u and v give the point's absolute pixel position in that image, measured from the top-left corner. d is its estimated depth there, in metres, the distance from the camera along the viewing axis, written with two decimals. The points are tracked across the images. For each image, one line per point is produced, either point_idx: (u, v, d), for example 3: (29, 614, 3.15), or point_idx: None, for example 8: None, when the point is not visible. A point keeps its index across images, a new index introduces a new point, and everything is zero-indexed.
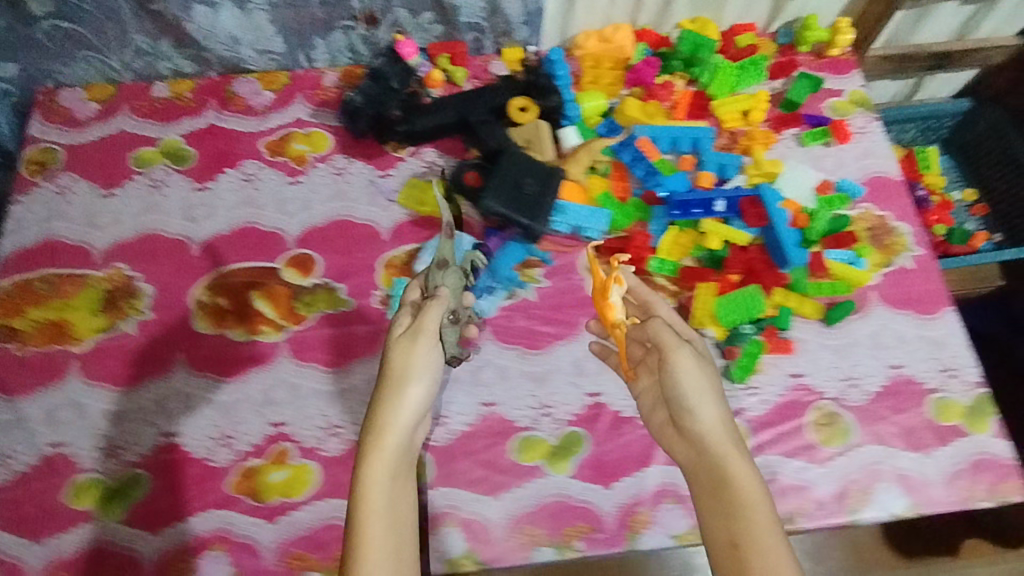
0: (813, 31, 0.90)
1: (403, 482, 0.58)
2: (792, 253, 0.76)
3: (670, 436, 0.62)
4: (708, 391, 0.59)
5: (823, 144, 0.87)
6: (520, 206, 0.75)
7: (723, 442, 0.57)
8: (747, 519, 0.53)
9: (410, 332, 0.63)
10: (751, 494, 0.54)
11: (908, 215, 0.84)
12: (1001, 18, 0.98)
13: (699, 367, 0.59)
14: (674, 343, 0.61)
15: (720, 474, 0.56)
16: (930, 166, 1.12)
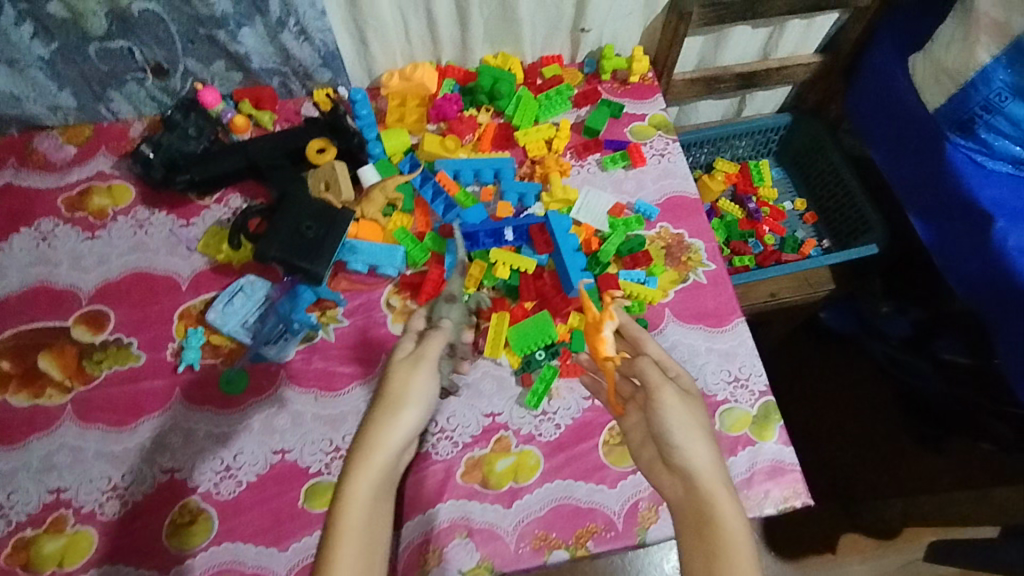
0: (611, 60, 0.97)
1: (384, 500, 0.59)
2: (577, 278, 0.79)
3: (659, 471, 0.64)
4: (697, 432, 0.61)
5: (624, 167, 0.92)
6: (298, 250, 0.76)
7: (711, 479, 0.59)
8: (727, 557, 0.55)
9: (425, 355, 0.66)
10: (734, 530, 0.56)
11: (702, 231, 0.89)
12: (796, 39, 1.07)
13: (684, 408, 0.63)
14: (658, 383, 0.64)
15: (706, 509, 0.58)
16: (764, 179, 1.23)
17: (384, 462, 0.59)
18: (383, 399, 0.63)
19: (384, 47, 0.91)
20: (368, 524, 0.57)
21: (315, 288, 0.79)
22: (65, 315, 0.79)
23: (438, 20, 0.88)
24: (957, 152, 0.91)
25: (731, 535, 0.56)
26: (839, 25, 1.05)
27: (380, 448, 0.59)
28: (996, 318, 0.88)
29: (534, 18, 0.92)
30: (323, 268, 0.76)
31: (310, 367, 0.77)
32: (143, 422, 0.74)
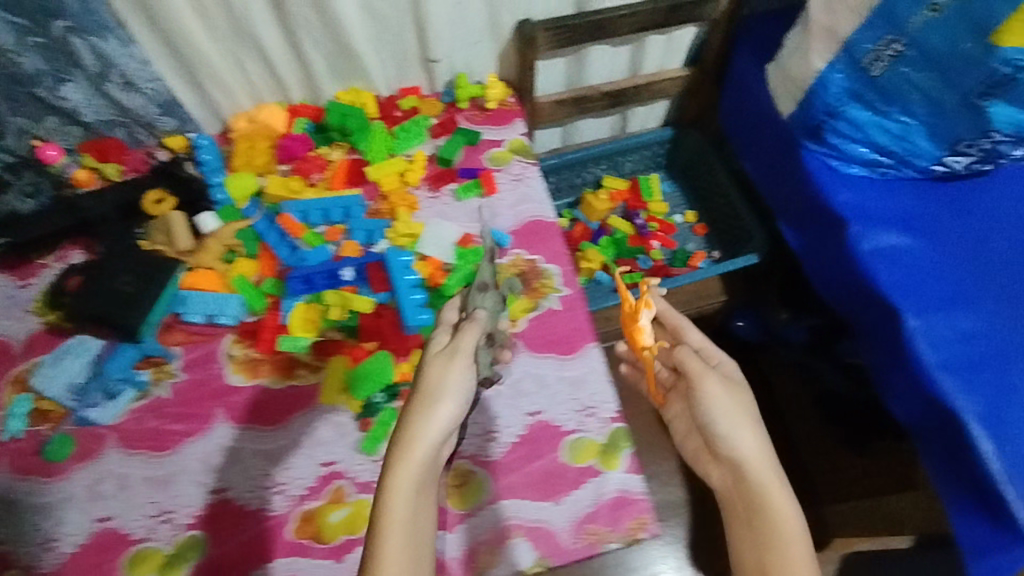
0: (465, 88, 0.96)
1: (425, 496, 0.57)
2: (411, 313, 0.78)
3: (704, 462, 0.70)
4: (744, 422, 0.65)
5: (479, 195, 0.90)
6: (116, 307, 0.77)
7: (765, 474, 0.63)
8: (791, 547, 0.59)
9: (461, 349, 0.63)
10: (785, 524, 0.60)
11: (558, 255, 0.87)
12: (660, 54, 1.06)
13: (727, 396, 0.66)
14: (701, 372, 0.67)
15: (757, 503, 0.62)
16: (653, 194, 1.21)
17: (419, 463, 0.56)
18: (419, 396, 0.60)
19: (224, 92, 0.89)
20: (408, 540, 0.53)
21: (137, 344, 0.78)
22: None
23: (274, 62, 0.86)
24: (813, 159, 0.89)
25: (784, 526, 0.60)
26: (701, 38, 1.04)
27: (418, 444, 0.56)
28: (862, 325, 0.86)
29: (377, 52, 0.90)
30: (138, 318, 0.77)
31: (141, 427, 0.75)
32: None
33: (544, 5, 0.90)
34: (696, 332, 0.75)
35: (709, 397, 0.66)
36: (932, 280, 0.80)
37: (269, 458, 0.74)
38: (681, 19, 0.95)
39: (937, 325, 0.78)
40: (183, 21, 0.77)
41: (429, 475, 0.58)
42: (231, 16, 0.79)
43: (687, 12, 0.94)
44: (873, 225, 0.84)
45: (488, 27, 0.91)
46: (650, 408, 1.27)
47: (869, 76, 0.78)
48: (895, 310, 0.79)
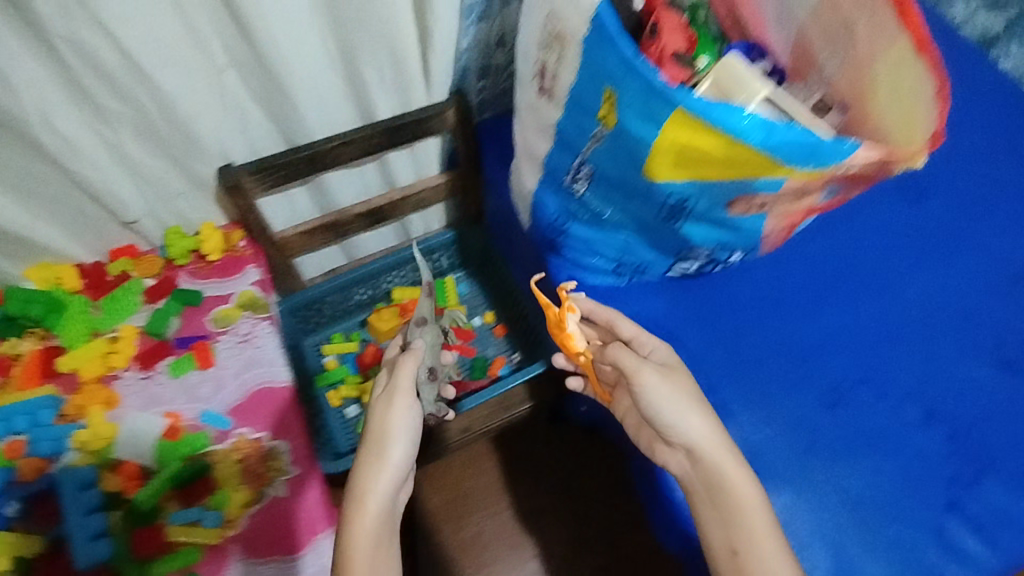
0: (177, 244, 0.85)
1: (388, 547, 0.58)
2: (83, 550, 0.67)
3: (660, 450, 0.68)
4: (687, 405, 0.63)
5: (198, 369, 0.80)
6: None
7: (719, 448, 0.62)
8: (746, 528, 0.60)
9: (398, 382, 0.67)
10: (746, 504, 0.60)
11: (288, 426, 0.78)
12: (410, 166, 0.99)
13: (664, 384, 0.64)
14: (636, 366, 0.65)
15: (716, 483, 0.61)
16: (448, 298, 1.14)
17: (376, 513, 0.58)
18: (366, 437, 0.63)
19: None
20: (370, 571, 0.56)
21: None
22: None
23: None
24: (559, 271, 0.84)
25: (739, 501, 0.60)
26: (448, 145, 0.98)
27: (372, 494, 0.58)
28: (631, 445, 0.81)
29: (55, 226, 0.80)
30: None
31: None
32: None
33: (243, 147, 0.82)
34: (627, 325, 0.72)
35: (653, 386, 0.64)
36: None
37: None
38: (409, 137, 0.89)
39: None
40: None
41: (389, 524, 0.60)
42: None
43: (413, 128, 0.88)
44: None
45: (185, 179, 0.82)
46: (505, 507, 1.14)
47: (574, 196, 0.73)
48: None
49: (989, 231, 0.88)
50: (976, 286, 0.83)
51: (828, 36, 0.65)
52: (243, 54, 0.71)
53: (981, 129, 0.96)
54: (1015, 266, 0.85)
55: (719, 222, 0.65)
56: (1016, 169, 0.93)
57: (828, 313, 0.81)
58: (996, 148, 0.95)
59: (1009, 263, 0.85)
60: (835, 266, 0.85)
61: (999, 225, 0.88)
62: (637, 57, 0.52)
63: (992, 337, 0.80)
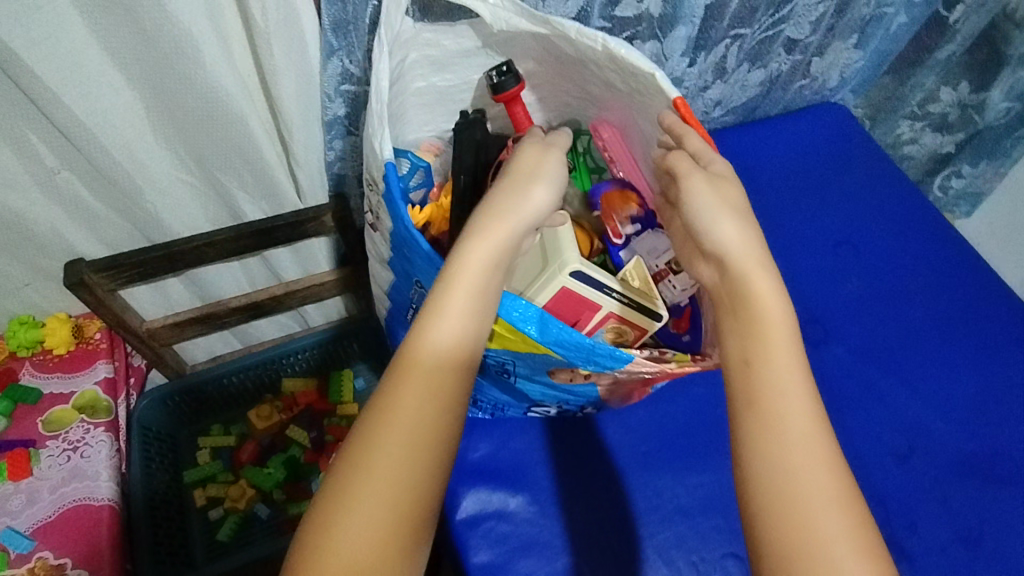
0: (19, 335, 0.81)
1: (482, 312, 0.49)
2: None
3: (695, 262, 0.55)
4: (723, 209, 0.51)
5: (9, 481, 0.74)
6: None
7: (756, 258, 0.50)
8: (766, 341, 0.47)
9: (489, 261, 0.48)
10: (774, 318, 0.48)
11: (96, 551, 0.71)
12: (295, 262, 0.95)
13: (712, 189, 0.53)
14: (684, 174, 0.55)
15: (745, 294, 0.49)
16: (342, 395, 1.07)
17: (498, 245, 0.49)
18: (445, 298, 0.47)
19: None
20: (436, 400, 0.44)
21: None
22: None
23: None
24: None
25: (769, 320, 0.48)
26: (334, 245, 0.94)
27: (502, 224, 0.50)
28: None
29: None
30: None
31: None
32: None
33: (93, 242, 0.78)
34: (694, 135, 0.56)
35: (700, 193, 0.53)
36: (523, 559, 0.69)
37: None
38: (282, 239, 0.84)
39: None
40: None
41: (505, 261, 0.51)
42: None
43: (286, 231, 0.84)
44: (473, 481, 0.73)
45: (30, 269, 0.78)
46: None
47: None
48: None
49: (891, 389, 0.81)
50: (859, 451, 0.77)
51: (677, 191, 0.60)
52: (70, 151, 0.68)
53: (898, 267, 0.90)
54: (910, 432, 0.79)
55: (550, 385, 0.59)
56: (932, 317, 0.86)
57: (706, 472, 0.73)
58: (914, 292, 0.88)
59: (905, 428, 0.78)
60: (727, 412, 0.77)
61: (903, 382, 0.81)
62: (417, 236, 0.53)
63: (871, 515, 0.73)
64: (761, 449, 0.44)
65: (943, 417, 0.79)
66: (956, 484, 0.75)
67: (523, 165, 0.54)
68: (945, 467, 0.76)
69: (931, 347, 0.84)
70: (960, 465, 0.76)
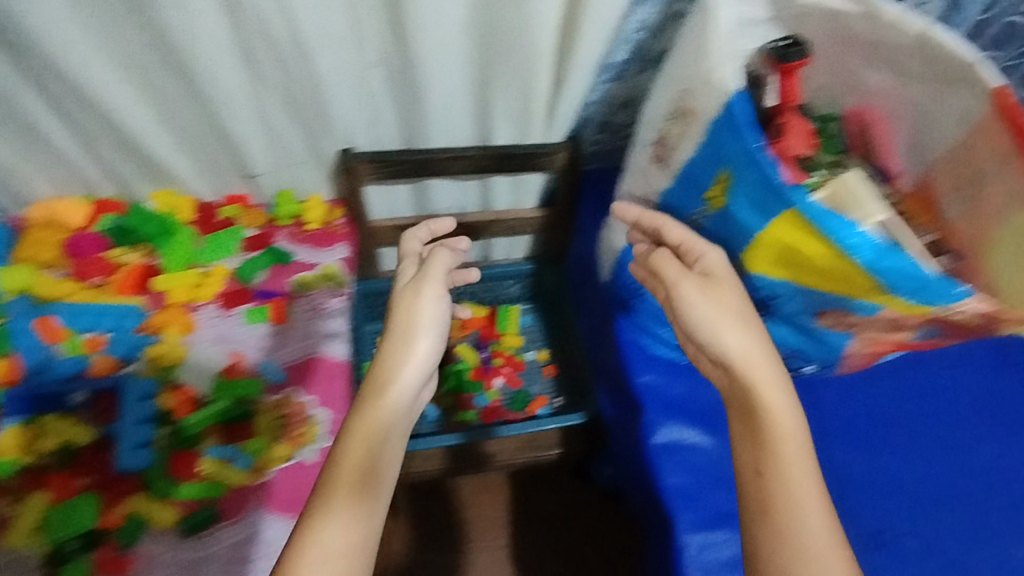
0: (284, 206, 0.93)
1: (393, 442, 0.53)
2: (127, 454, 0.73)
3: (700, 362, 0.59)
4: (731, 318, 0.56)
5: (268, 322, 0.86)
6: None
7: (757, 368, 0.54)
8: (778, 449, 0.52)
9: (388, 419, 0.53)
10: (784, 431, 0.52)
11: (334, 399, 0.81)
12: (509, 192, 1.03)
13: (711, 298, 0.57)
14: (676, 279, 0.59)
15: (755, 403, 0.53)
16: (508, 326, 1.17)
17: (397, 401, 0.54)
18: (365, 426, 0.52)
19: (18, 183, 0.84)
20: (364, 505, 0.49)
21: None
22: None
23: (74, 161, 0.83)
24: (624, 332, 0.84)
25: (782, 429, 0.53)
26: (549, 184, 1.02)
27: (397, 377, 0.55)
28: (645, 520, 0.81)
29: (192, 161, 0.87)
30: None
31: None
32: None
33: (367, 138, 0.88)
34: (675, 228, 0.61)
35: (694, 303, 0.57)
36: (711, 490, 0.75)
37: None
38: (517, 167, 0.93)
39: (709, 545, 0.73)
40: None
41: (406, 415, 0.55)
42: (2, 106, 0.74)
43: (523, 160, 0.92)
44: (671, 416, 0.79)
45: (308, 151, 0.88)
46: (501, 546, 1.19)
47: None
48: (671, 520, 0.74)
49: (903, 428, 0.78)
50: (869, 484, 0.75)
51: (656, 233, 0.62)
52: (396, 58, 0.76)
53: None
54: (929, 481, 0.75)
55: (805, 329, 0.64)
56: None
57: (885, 453, 0.76)
58: None
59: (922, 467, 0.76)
60: (914, 409, 0.79)
61: None
62: (758, 148, 0.53)
63: (874, 541, 0.71)
64: (774, 557, 0.49)
65: (963, 465, 0.76)
66: (990, 535, 0.72)
67: (404, 320, 0.59)
68: (976, 518, 0.73)
69: (855, 390, 0.80)
70: (979, 517, 0.73)
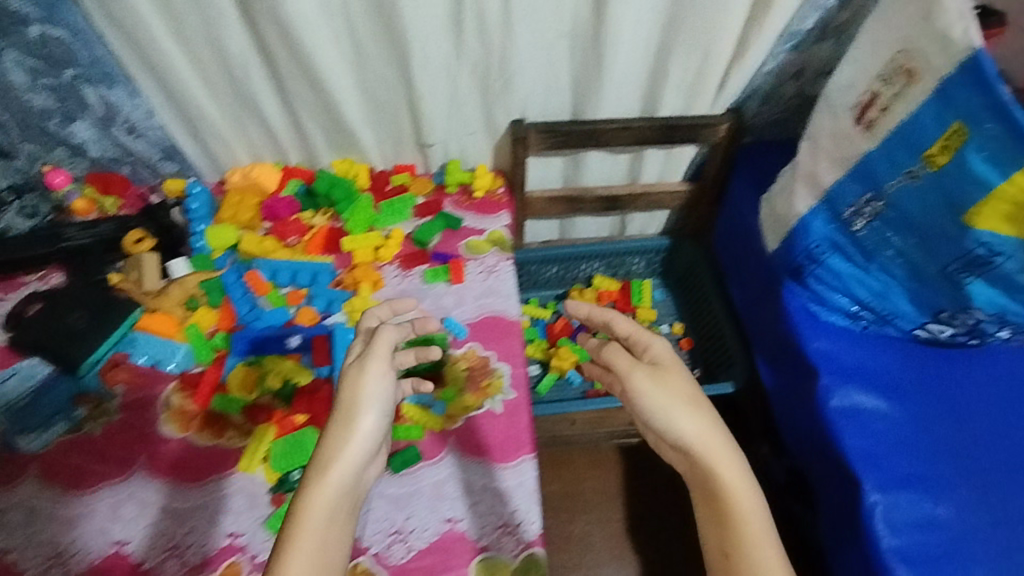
0: (455, 174, 0.98)
1: (342, 524, 0.53)
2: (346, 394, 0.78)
3: (664, 449, 0.64)
4: (683, 408, 0.61)
5: (447, 282, 0.91)
6: (63, 341, 0.78)
7: (716, 449, 0.59)
8: (739, 532, 0.56)
9: (333, 499, 0.52)
10: (747, 512, 0.57)
11: (513, 354, 0.85)
12: (660, 166, 1.05)
13: (659, 388, 0.62)
14: (627, 370, 0.65)
15: (715, 486, 0.58)
16: (643, 300, 1.20)
17: (337, 486, 0.53)
18: (308, 515, 0.51)
19: (223, 147, 0.93)
20: None
21: (77, 378, 0.79)
22: None
23: (274, 129, 0.90)
24: (794, 299, 0.85)
25: (743, 511, 0.57)
26: (701, 157, 1.03)
27: (337, 462, 0.53)
28: (818, 482, 0.82)
29: (376, 130, 0.93)
30: (83, 356, 0.77)
31: (65, 462, 0.75)
32: None
33: (539, 109, 0.92)
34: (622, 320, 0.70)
35: (646, 392, 0.63)
36: (895, 452, 0.76)
37: (138, 513, 0.72)
38: (678, 139, 0.95)
39: (897, 505, 0.73)
40: (181, 76, 0.80)
41: (349, 499, 0.54)
42: (231, 77, 0.82)
43: (686, 132, 0.94)
44: (848, 382, 0.80)
45: (483, 121, 0.93)
46: (619, 519, 1.21)
47: (850, 230, 0.75)
48: (854, 479, 0.75)
49: (969, 392, 0.79)
50: (942, 444, 0.76)
51: (606, 326, 0.71)
52: (586, 29, 0.80)
53: None
54: None
55: (1018, 288, 0.65)
56: None
57: None
58: None
59: (999, 438, 0.76)
60: None
61: None
62: (1011, 103, 0.56)
63: (899, 485, 0.74)
64: None
65: None
66: None
67: (350, 396, 0.57)
68: None
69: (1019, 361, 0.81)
70: None
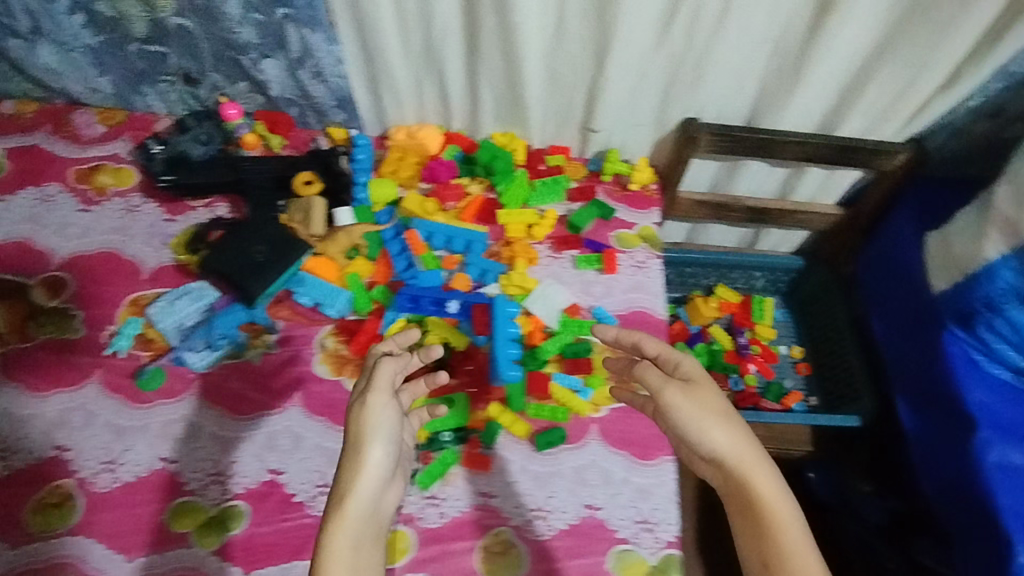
0: (613, 164, 0.97)
1: (373, 548, 0.52)
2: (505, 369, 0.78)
3: (696, 463, 0.61)
4: (714, 419, 0.58)
5: (596, 270, 0.91)
6: (244, 271, 0.82)
7: (747, 459, 0.56)
8: (778, 543, 0.53)
9: (355, 531, 0.52)
10: (783, 521, 0.54)
11: None
12: (816, 186, 1.02)
13: (691, 400, 0.59)
14: (658, 386, 0.62)
15: (748, 497, 0.55)
16: (763, 318, 1.17)
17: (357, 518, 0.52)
18: (331, 548, 0.51)
19: (395, 104, 0.94)
20: None
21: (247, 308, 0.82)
22: (75, 274, 0.84)
23: (451, 93, 0.91)
24: (954, 345, 0.82)
25: (779, 519, 0.54)
26: (862, 183, 1.01)
27: (352, 496, 0.53)
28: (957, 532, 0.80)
29: (547, 108, 0.93)
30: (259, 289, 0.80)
31: (226, 385, 0.78)
32: (82, 389, 0.77)
33: (714, 112, 0.91)
34: (650, 342, 0.66)
35: (679, 407, 0.60)
36: None
37: (293, 446, 0.75)
38: (853, 161, 0.92)
39: None
40: (384, 30, 0.82)
41: (374, 528, 0.54)
42: (430, 36, 0.83)
43: (862, 156, 0.91)
44: (1007, 439, 0.77)
45: (656, 114, 0.92)
46: None
47: None
48: (1005, 540, 0.73)
49: None
50: None
51: (635, 347, 0.67)
52: (794, 37, 0.79)
53: None
54: None
55: None
56: None
57: None
58: None
59: None
60: None
61: None
62: None
63: None
64: None
65: None
66: None
67: (356, 431, 0.57)
68: None
69: None
70: None
